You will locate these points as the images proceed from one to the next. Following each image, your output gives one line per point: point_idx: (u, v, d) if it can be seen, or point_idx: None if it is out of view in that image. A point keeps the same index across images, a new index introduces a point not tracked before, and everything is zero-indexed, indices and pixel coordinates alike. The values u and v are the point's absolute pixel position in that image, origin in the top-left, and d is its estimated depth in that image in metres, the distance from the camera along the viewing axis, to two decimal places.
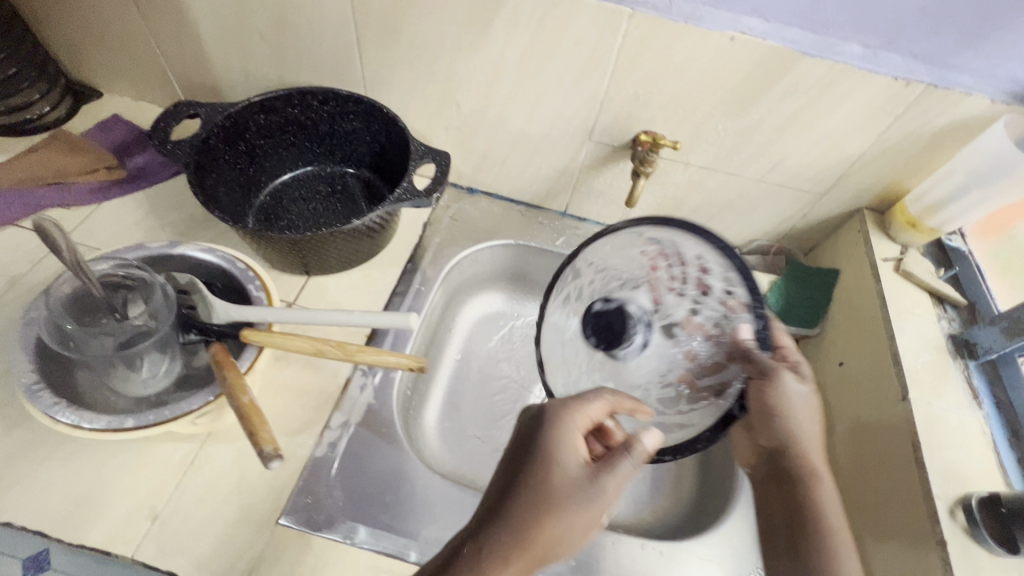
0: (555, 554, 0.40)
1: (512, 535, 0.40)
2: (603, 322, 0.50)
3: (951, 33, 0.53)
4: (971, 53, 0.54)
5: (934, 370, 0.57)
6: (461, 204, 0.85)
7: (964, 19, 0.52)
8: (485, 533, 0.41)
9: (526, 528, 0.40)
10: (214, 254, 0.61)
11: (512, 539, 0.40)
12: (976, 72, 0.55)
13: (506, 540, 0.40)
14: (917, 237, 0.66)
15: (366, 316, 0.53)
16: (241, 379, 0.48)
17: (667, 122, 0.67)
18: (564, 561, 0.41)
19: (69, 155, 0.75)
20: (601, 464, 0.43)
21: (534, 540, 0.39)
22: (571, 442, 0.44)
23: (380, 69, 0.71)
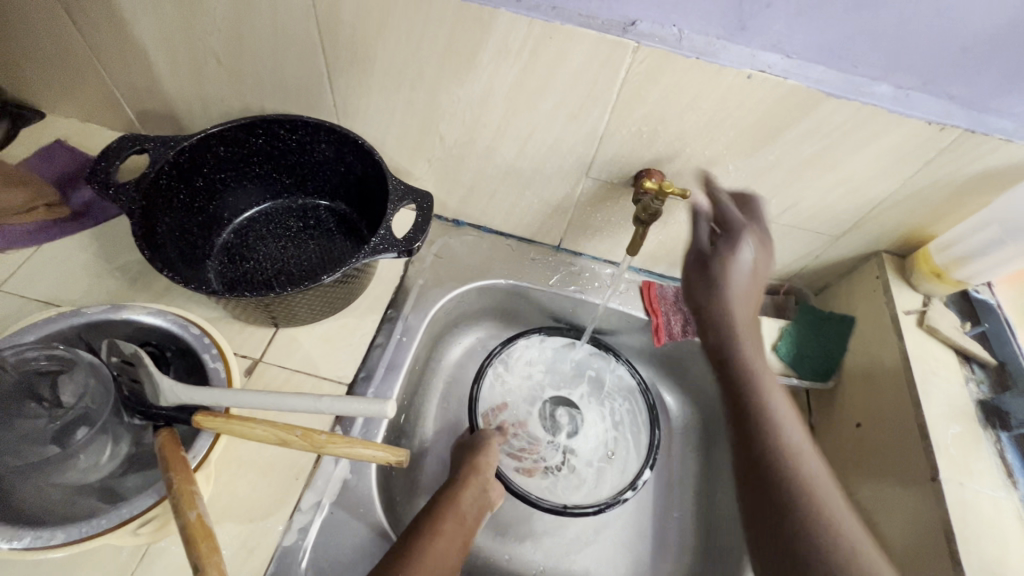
0: (439, 534, 0.53)
1: (411, 526, 0.53)
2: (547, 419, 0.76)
3: (996, 74, 0.47)
4: (1011, 98, 0.48)
5: (964, 443, 0.53)
6: (447, 238, 0.79)
7: (1011, 59, 0.45)
8: (416, 535, 0.52)
9: (422, 519, 0.55)
10: (162, 318, 0.54)
11: (417, 531, 0.53)
12: (1011, 115, 0.49)
13: (413, 533, 0.52)
14: (941, 287, 0.62)
15: (335, 404, 0.45)
16: (189, 486, 0.41)
17: (673, 161, 0.61)
18: (454, 544, 0.53)
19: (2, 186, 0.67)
20: (469, 462, 0.64)
21: (424, 526, 0.54)
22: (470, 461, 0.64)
23: (352, 94, 0.64)
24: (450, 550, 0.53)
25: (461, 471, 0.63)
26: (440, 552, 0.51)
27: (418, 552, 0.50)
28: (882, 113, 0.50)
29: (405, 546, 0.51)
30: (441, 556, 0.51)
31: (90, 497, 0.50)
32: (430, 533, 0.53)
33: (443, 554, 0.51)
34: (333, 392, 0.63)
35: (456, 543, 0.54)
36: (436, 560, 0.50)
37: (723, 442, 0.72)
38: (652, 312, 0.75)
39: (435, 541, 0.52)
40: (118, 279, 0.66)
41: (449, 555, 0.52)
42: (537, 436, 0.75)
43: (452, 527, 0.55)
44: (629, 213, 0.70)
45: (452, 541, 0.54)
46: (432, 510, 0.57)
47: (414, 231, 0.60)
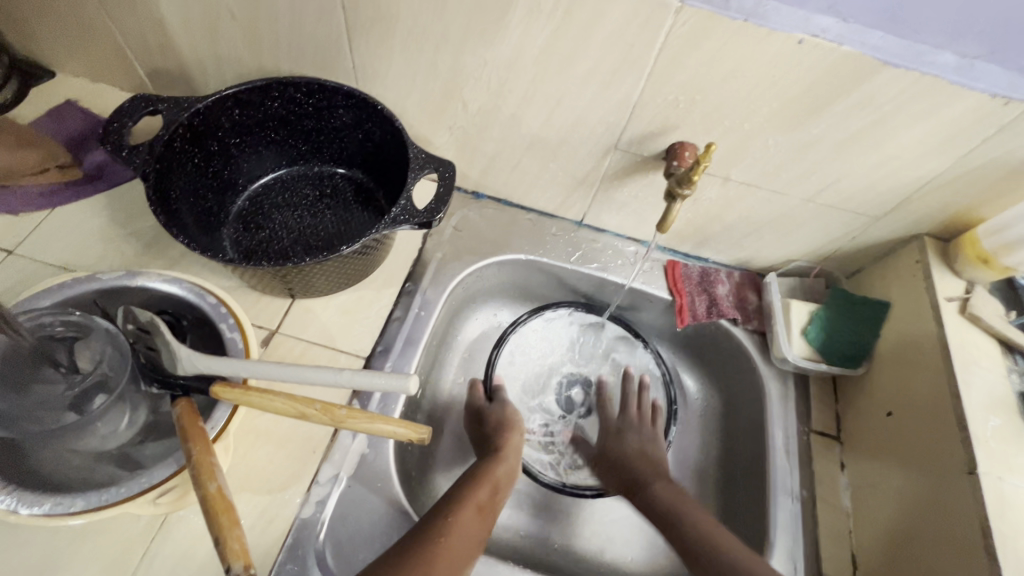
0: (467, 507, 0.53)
1: (441, 500, 0.54)
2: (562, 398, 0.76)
3: None
4: None
5: (1003, 437, 0.51)
6: (466, 210, 0.76)
7: None
8: (453, 504, 0.53)
9: (451, 493, 0.55)
10: (178, 286, 0.53)
11: (447, 505, 0.53)
12: None
13: (443, 507, 0.53)
14: (986, 274, 0.59)
15: (356, 378, 0.44)
16: (209, 458, 0.41)
17: (709, 133, 0.57)
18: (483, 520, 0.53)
19: (14, 150, 0.66)
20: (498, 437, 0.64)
21: (452, 499, 0.54)
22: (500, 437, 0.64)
23: (371, 56, 0.61)
24: (478, 524, 0.52)
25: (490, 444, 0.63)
26: (467, 526, 0.51)
27: (446, 527, 0.50)
28: (943, 84, 0.46)
29: (430, 518, 0.51)
30: (468, 530, 0.51)
31: (109, 464, 0.49)
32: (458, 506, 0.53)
33: (470, 528, 0.51)
34: (351, 365, 0.62)
35: (484, 518, 0.54)
36: (461, 532, 0.50)
37: (743, 426, 0.71)
38: (676, 292, 0.73)
39: (463, 514, 0.52)
40: (132, 245, 0.64)
41: (483, 525, 0.53)
42: (550, 414, 0.75)
43: (487, 498, 0.55)
44: (658, 188, 0.67)
45: (482, 513, 0.54)
46: (467, 480, 0.57)
47: (436, 202, 0.58)
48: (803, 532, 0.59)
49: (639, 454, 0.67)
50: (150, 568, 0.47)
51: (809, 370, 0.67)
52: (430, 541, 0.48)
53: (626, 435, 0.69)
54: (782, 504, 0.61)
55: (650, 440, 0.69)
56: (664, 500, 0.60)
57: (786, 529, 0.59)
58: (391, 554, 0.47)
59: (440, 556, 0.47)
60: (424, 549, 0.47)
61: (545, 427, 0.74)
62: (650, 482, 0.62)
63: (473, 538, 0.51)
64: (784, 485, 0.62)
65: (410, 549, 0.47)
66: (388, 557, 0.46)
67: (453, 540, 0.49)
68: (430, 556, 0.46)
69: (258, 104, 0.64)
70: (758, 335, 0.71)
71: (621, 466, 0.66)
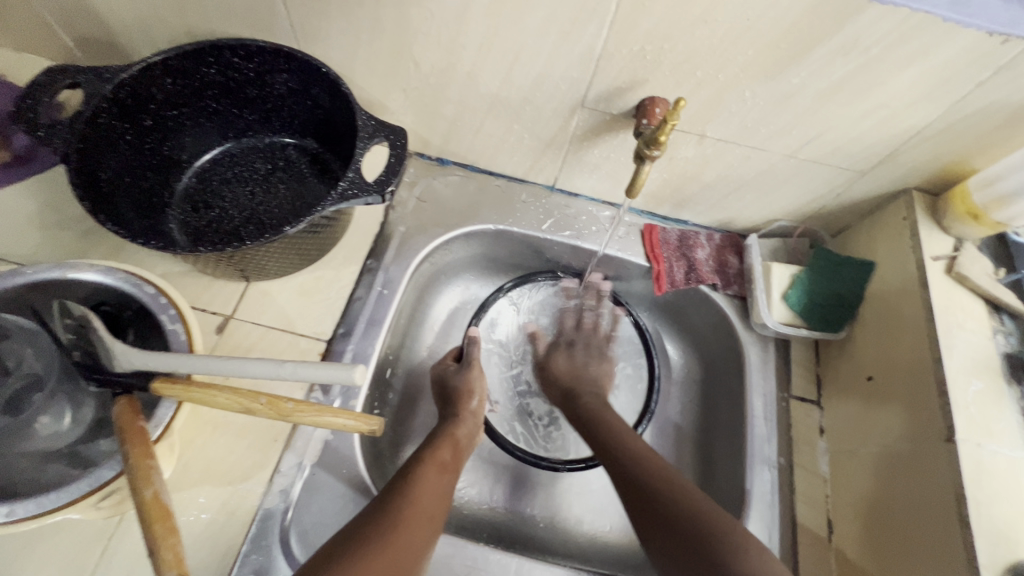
0: (427, 473, 0.52)
1: (406, 466, 0.53)
2: None
3: None
4: None
5: (985, 401, 0.50)
6: (431, 179, 0.72)
7: None
8: (417, 466, 0.53)
9: (415, 458, 0.55)
10: (113, 276, 0.49)
11: (410, 471, 0.52)
12: None
13: (408, 474, 0.52)
14: (976, 230, 0.56)
15: (299, 370, 0.42)
16: (146, 460, 0.39)
17: (682, 85, 0.52)
18: (444, 489, 0.52)
19: None
20: (458, 399, 0.63)
21: (413, 466, 0.53)
22: (462, 401, 0.63)
23: (306, 12, 0.55)
24: (444, 488, 0.52)
25: (454, 410, 0.62)
26: (432, 489, 0.51)
27: (411, 493, 0.49)
28: (933, 21, 0.41)
29: (392, 484, 0.51)
30: (434, 493, 0.51)
31: (59, 463, 0.46)
32: (422, 472, 0.52)
33: (435, 492, 0.51)
34: (312, 349, 0.59)
35: (446, 480, 0.53)
36: (426, 497, 0.50)
37: (723, 394, 0.70)
38: (653, 258, 0.70)
39: (428, 479, 0.52)
40: (72, 232, 0.60)
41: (449, 483, 0.54)
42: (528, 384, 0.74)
43: (449, 457, 0.56)
44: (630, 148, 0.62)
45: (446, 475, 0.54)
46: (429, 442, 0.58)
47: (386, 173, 0.53)
48: (778, 501, 0.58)
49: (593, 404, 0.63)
50: (110, 566, 0.46)
51: (789, 335, 0.65)
52: (396, 501, 0.48)
53: (574, 345, 0.70)
54: (758, 473, 0.60)
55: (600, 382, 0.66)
56: (636, 449, 0.55)
57: (762, 497, 0.58)
58: (355, 520, 0.47)
59: (409, 512, 0.47)
60: (385, 515, 0.46)
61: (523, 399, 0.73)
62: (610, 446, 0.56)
63: (438, 503, 0.51)
64: (761, 453, 0.61)
65: (374, 516, 0.46)
66: (354, 522, 0.46)
67: (421, 497, 0.50)
68: (399, 515, 0.47)
69: (194, 75, 0.58)
70: (738, 300, 0.69)
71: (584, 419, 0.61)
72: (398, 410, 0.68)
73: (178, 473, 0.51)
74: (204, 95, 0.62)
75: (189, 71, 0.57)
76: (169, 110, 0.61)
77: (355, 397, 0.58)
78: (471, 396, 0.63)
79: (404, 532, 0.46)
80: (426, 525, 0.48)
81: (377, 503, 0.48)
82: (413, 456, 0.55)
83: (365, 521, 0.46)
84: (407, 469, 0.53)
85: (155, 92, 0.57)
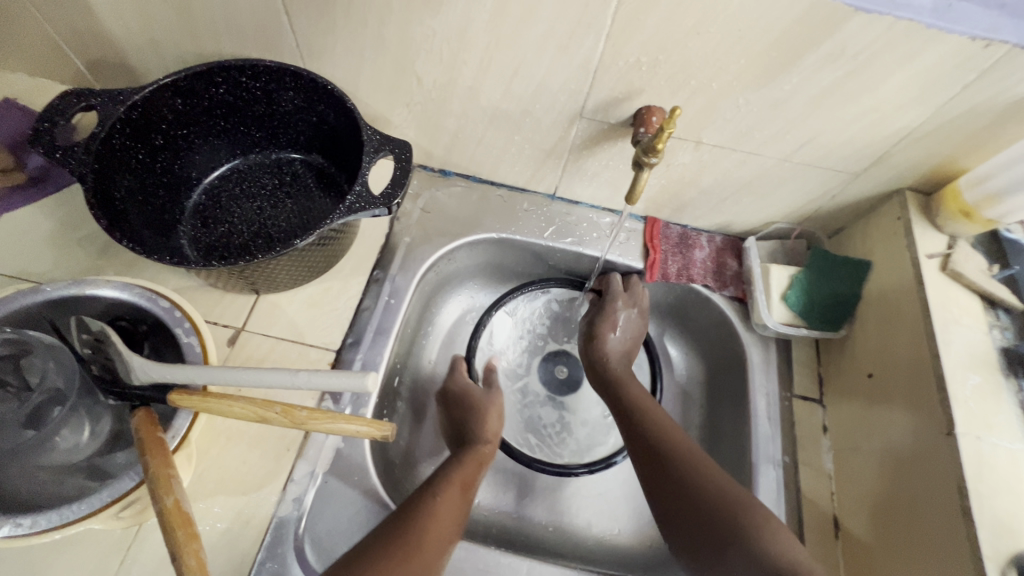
0: (446, 493, 0.53)
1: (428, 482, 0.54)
2: (549, 377, 0.76)
3: None
4: None
5: (982, 394, 0.51)
6: (434, 190, 0.73)
7: None
8: (440, 482, 0.54)
9: (435, 477, 0.55)
10: (128, 291, 0.51)
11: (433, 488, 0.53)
12: None
13: (431, 492, 0.53)
14: (969, 228, 0.57)
15: (312, 379, 0.43)
16: (166, 469, 0.40)
17: (677, 94, 0.54)
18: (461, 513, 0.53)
19: None
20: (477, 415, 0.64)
21: (434, 484, 0.54)
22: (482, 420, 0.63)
23: (312, 32, 0.57)
24: (462, 509, 0.53)
25: (474, 428, 0.63)
26: (452, 511, 0.52)
27: (432, 513, 0.50)
28: (917, 28, 0.43)
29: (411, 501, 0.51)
30: (454, 514, 0.51)
31: (77, 476, 0.48)
32: (442, 490, 0.53)
33: (454, 514, 0.52)
34: (322, 358, 0.61)
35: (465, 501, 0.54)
36: (444, 516, 0.50)
37: (727, 394, 0.70)
38: (651, 248, 0.71)
39: (447, 498, 0.52)
40: (85, 250, 0.62)
41: (468, 505, 0.54)
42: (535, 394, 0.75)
43: (472, 475, 0.57)
44: (628, 156, 0.64)
45: (467, 496, 0.55)
46: (453, 459, 0.58)
47: (392, 186, 0.55)
48: (784, 498, 0.59)
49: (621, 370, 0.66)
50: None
51: (789, 335, 0.66)
52: (416, 516, 0.49)
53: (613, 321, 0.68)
54: (763, 471, 0.60)
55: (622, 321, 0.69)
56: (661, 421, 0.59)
57: (767, 495, 0.59)
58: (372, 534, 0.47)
59: (429, 528, 0.49)
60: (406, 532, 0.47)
61: (532, 408, 0.75)
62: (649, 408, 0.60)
63: (456, 524, 0.51)
64: (766, 452, 0.62)
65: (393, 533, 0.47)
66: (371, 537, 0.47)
67: (440, 512, 0.51)
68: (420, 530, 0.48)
69: (204, 94, 0.60)
70: (738, 302, 0.70)
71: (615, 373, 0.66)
72: (406, 419, 0.69)
73: (193, 482, 0.52)
74: (212, 115, 0.63)
75: (199, 90, 0.59)
76: (180, 130, 0.62)
77: (364, 405, 0.59)
78: (488, 413, 0.64)
79: (425, 548, 0.47)
80: (446, 543, 0.49)
81: (397, 516, 0.49)
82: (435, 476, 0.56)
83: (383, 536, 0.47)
84: (429, 486, 0.54)
85: (167, 110, 0.59)
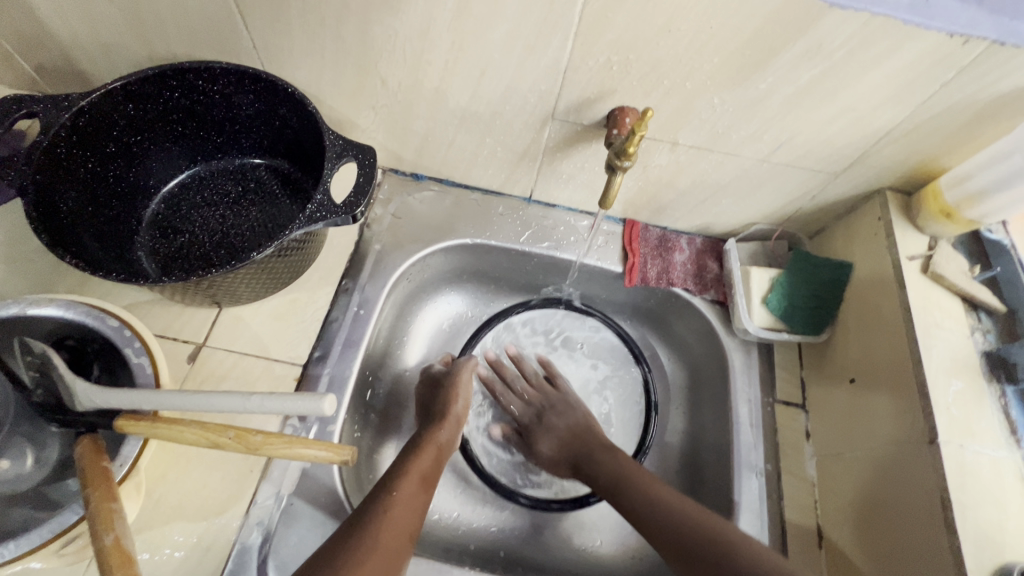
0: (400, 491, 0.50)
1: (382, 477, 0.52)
2: None
3: None
4: None
5: (965, 401, 0.49)
6: (405, 195, 0.71)
7: None
8: (395, 477, 0.51)
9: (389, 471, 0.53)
10: (73, 310, 0.48)
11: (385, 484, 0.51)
12: None
13: (384, 488, 0.50)
14: (950, 228, 0.56)
15: (267, 403, 0.40)
16: (109, 503, 0.38)
17: (650, 95, 0.52)
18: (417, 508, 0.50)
19: None
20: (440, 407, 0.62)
21: (387, 478, 0.52)
22: (446, 411, 0.61)
23: (269, 33, 0.54)
24: (419, 507, 0.51)
25: (436, 420, 0.61)
26: (404, 506, 0.49)
27: (387, 510, 0.48)
28: (894, 24, 0.41)
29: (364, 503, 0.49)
30: (409, 513, 0.49)
31: (24, 506, 0.44)
32: (393, 485, 0.50)
33: (409, 511, 0.49)
34: (287, 374, 0.58)
35: (421, 494, 0.51)
36: (396, 512, 0.48)
37: (709, 400, 0.69)
38: (629, 252, 0.70)
39: (399, 493, 0.50)
40: (34, 264, 0.58)
41: (426, 499, 0.52)
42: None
43: (430, 469, 0.54)
44: (603, 158, 0.62)
45: (426, 489, 0.52)
46: (409, 450, 0.56)
47: (356, 193, 0.52)
48: (767, 508, 0.58)
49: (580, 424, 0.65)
50: None
51: (770, 339, 0.64)
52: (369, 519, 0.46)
53: (546, 416, 0.67)
54: (745, 480, 0.59)
55: (563, 407, 0.67)
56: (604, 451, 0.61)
57: (750, 505, 0.58)
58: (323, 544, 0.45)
59: (383, 532, 0.46)
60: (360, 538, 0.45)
61: None
62: (597, 447, 0.62)
63: (412, 524, 0.48)
64: (748, 461, 0.60)
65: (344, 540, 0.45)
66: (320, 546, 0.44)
67: (395, 513, 0.48)
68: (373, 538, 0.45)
69: (157, 99, 0.57)
70: (718, 305, 0.68)
71: (569, 440, 0.64)
72: (381, 434, 0.67)
73: (149, 509, 0.49)
74: (170, 121, 0.61)
75: (153, 96, 0.56)
76: (133, 138, 0.59)
77: (332, 423, 0.56)
78: (456, 403, 0.62)
79: (378, 557, 0.44)
80: (402, 545, 0.46)
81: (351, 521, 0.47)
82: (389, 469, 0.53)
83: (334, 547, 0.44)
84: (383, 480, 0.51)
85: (118, 117, 0.56)
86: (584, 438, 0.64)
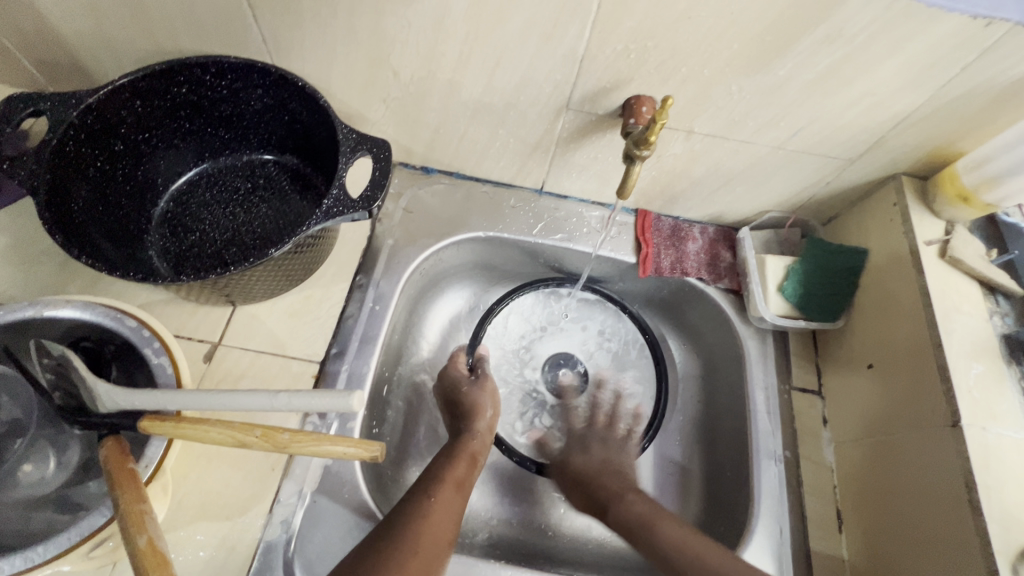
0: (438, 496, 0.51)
1: (417, 483, 0.53)
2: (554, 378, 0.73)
3: None
4: None
5: (986, 384, 0.50)
6: (416, 189, 0.71)
7: None
8: (432, 482, 0.52)
9: (425, 477, 0.53)
10: (92, 311, 0.47)
11: (422, 489, 0.51)
12: None
13: (422, 493, 0.51)
14: (967, 212, 0.56)
15: (293, 401, 0.40)
16: (139, 504, 0.37)
17: (667, 82, 0.52)
18: (455, 513, 0.50)
19: None
20: (468, 410, 0.62)
21: (423, 484, 0.52)
22: (474, 416, 0.62)
23: (278, 25, 0.53)
24: (456, 508, 0.51)
25: (465, 425, 0.61)
26: (442, 511, 0.49)
27: (427, 515, 0.48)
28: (916, 7, 0.41)
29: (399, 506, 0.49)
30: (448, 516, 0.49)
31: (47, 510, 0.43)
32: (432, 490, 0.51)
33: (448, 514, 0.50)
34: (305, 371, 0.58)
35: (458, 498, 0.52)
36: (433, 516, 0.48)
37: (725, 388, 0.69)
38: (643, 242, 0.69)
39: (437, 499, 0.50)
40: (44, 266, 0.57)
41: (463, 502, 0.52)
42: (539, 409, 0.72)
43: (464, 474, 0.55)
44: (618, 148, 0.61)
45: (462, 494, 0.53)
46: (445, 456, 0.57)
47: (372, 187, 0.51)
48: (787, 495, 0.58)
49: (601, 463, 0.62)
50: None
51: (786, 327, 0.65)
52: (408, 521, 0.47)
53: (595, 388, 0.72)
54: (765, 467, 0.59)
55: (615, 448, 0.64)
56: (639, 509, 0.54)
57: (770, 492, 0.58)
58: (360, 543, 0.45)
59: (422, 534, 0.46)
60: (398, 539, 0.45)
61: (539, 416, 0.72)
62: (624, 495, 0.56)
63: (451, 524, 0.49)
64: (767, 448, 0.60)
65: (382, 539, 0.45)
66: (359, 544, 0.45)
67: (435, 518, 0.48)
68: (416, 539, 0.46)
69: (166, 96, 0.56)
70: (733, 295, 0.68)
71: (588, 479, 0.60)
72: (398, 428, 0.67)
73: (172, 510, 0.49)
74: (177, 118, 0.60)
75: (160, 91, 0.55)
76: (141, 136, 0.58)
77: (352, 419, 0.56)
78: (482, 410, 0.62)
79: (421, 558, 0.45)
80: (442, 547, 0.47)
81: (389, 519, 0.47)
82: (423, 475, 0.54)
83: (372, 544, 0.45)
84: (418, 486, 0.52)
85: (126, 115, 0.55)
86: (610, 474, 0.60)
